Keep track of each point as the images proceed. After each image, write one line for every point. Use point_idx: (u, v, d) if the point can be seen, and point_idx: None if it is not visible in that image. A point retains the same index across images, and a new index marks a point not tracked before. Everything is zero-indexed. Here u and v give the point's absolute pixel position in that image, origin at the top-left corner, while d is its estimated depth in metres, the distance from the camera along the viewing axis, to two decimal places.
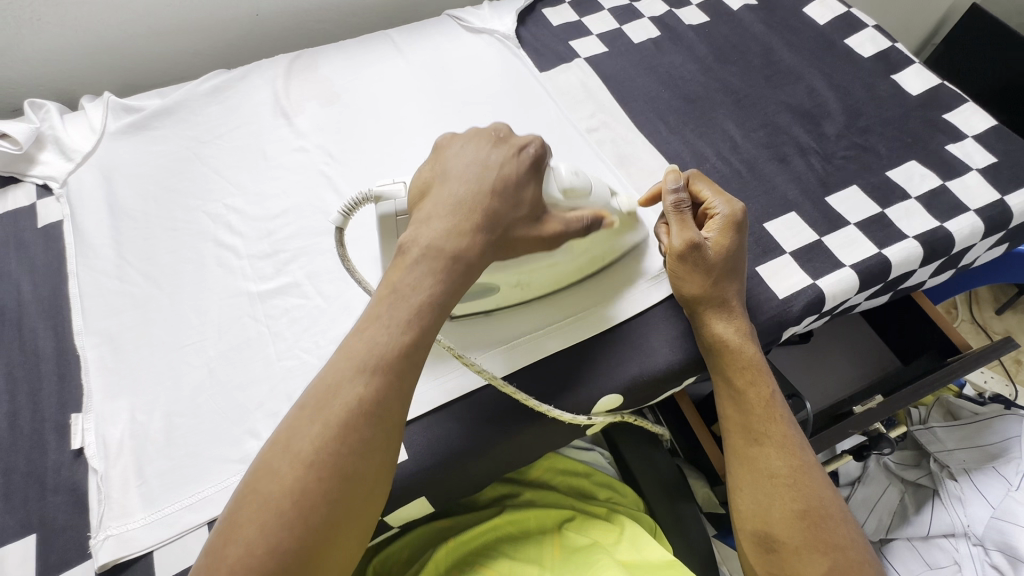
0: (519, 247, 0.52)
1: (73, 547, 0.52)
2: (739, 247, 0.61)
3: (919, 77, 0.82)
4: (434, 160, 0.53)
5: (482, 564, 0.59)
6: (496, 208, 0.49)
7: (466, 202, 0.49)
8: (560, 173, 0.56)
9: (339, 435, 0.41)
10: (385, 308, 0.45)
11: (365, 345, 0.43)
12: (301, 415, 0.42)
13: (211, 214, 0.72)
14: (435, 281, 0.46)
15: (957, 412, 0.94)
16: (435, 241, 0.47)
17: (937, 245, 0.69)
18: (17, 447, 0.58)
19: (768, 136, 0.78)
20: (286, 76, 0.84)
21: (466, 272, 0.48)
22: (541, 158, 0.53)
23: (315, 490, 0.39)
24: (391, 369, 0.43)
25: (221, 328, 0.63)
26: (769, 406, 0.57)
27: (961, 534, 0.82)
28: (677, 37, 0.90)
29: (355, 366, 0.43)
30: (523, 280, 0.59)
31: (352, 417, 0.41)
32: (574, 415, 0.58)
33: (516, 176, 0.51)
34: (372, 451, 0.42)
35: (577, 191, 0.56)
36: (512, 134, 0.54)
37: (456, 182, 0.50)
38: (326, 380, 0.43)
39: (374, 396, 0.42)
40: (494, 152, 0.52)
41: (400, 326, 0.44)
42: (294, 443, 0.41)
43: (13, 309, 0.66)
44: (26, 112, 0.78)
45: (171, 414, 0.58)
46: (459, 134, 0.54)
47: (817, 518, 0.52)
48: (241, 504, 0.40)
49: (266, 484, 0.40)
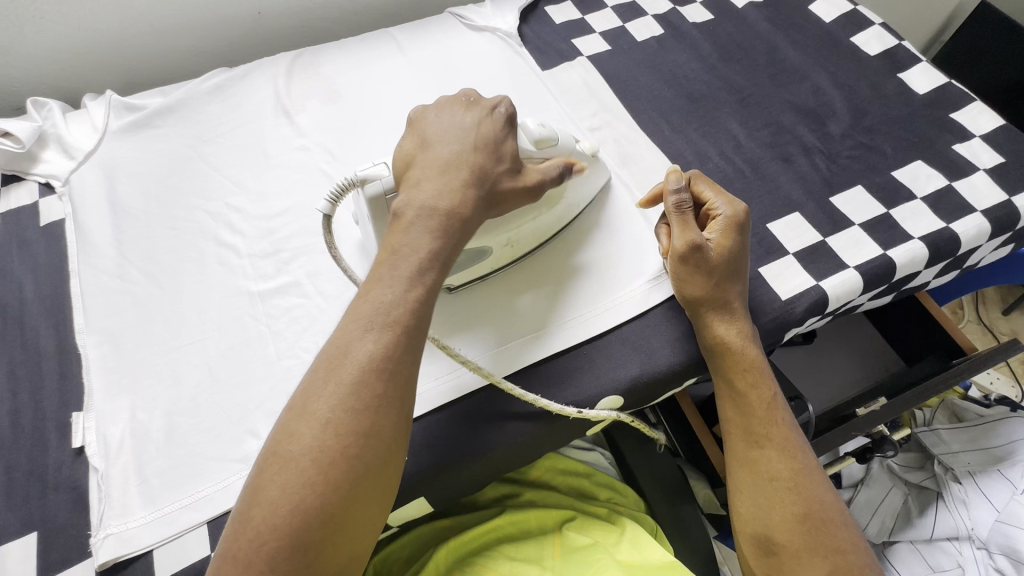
0: (507, 201, 0.54)
1: (74, 545, 0.53)
2: (741, 249, 0.60)
3: (926, 76, 0.81)
4: (414, 129, 0.55)
5: (481, 563, 0.59)
6: (483, 165, 0.52)
7: (454, 162, 0.51)
8: (529, 127, 0.57)
9: (354, 393, 0.42)
10: (387, 267, 0.47)
11: (371, 304, 0.45)
12: (314, 377, 0.43)
13: (212, 213, 0.72)
14: (434, 237, 0.47)
15: (962, 414, 0.94)
16: (431, 200, 0.48)
17: (943, 246, 0.68)
18: (19, 445, 0.58)
19: (772, 136, 0.78)
20: (287, 74, 0.84)
21: (464, 227, 0.49)
22: (512, 116, 0.55)
23: (335, 448, 0.40)
24: (398, 324, 0.44)
25: (221, 328, 0.63)
26: (770, 408, 0.56)
27: (965, 538, 0.82)
28: (681, 34, 0.89)
29: (362, 325, 0.44)
30: (512, 238, 0.61)
31: (364, 374, 0.42)
32: (570, 408, 0.57)
33: (493, 134, 0.54)
34: (387, 407, 0.42)
35: (548, 141, 0.58)
36: (482, 98, 0.56)
37: (439, 145, 0.52)
38: (335, 341, 0.44)
39: (385, 353, 0.43)
40: (470, 114, 0.54)
41: (404, 282, 0.46)
42: (310, 405, 0.42)
43: (15, 309, 0.66)
44: (29, 111, 0.78)
45: (171, 414, 0.58)
46: (431, 105, 0.56)
47: (817, 522, 0.51)
48: (263, 468, 0.41)
49: (286, 445, 0.41)
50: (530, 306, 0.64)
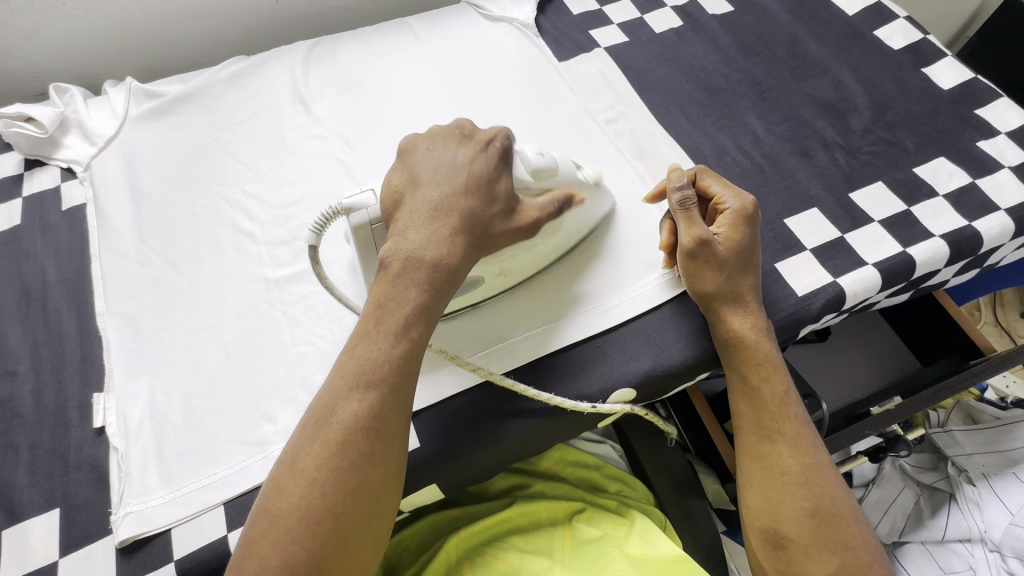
0: (503, 241, 0.53)
1: (95, 522, 0.54)
2: (749, 243, 0.60)
3: (952, 70, 0.80)
4: (402, 164, 0.53)
5: (493, 554, 0.59)
6: (475, 207, 0.50)
7: (444, 206, 0.50)
8: (527, 155, 0.56)
9: (339, 452, 0.43)
10: (374, 322, 0.47)
11: (357, 361, 0.45)
12: (302, 434, 0.44)
13: (229, 199, 0.72)
14: (420, 291, 0.48)
15: (978, 415, 0.91)
16: (419, 251, 0.48)
17: (965, 245, 0.67)
18: (43, 424, 0.59)
19: (792, 130, 0.77)
20: (305, 63, 0.84)
21: (452, 278, 0.49)
22: (508, 149, 0.54)
23: (320, 506, 0.41)
24: (383, 382, 0.45)
25: (239, 313, 0.64)
26: (783, 403, 0.56)
27: (978, 540, 0.81)
28: (701, 27, 0.88)
29: (348, 383, 0.45)
30: (504, 268, 0.59)
31: (348, 434, 0.43)
32: (584, 404, 0.58)
33: (486, 171, 0.52)
34: (373, 464, 0.43)
35: (547, 170, 0.56)
36: (471, 129, 0.55)
37: (429, 186, 0.51)
38: (323, 399, 0.45)
39: (369, 412, 0.44)
40: (460, 149, 0.53)
41: (391, 338, 0.46)
42: (299, 461, 0.43)
43: (38, 291, 0.67)
44: (52, 96, 0.79)
45: (189, 396, 0.59)
46: (422, 135, 0.55)
47: (828, 517, 0.51)
48: (254, 522, 0.42)
49: (275, 502, 0.42)
50: (518, 313, 0.63)
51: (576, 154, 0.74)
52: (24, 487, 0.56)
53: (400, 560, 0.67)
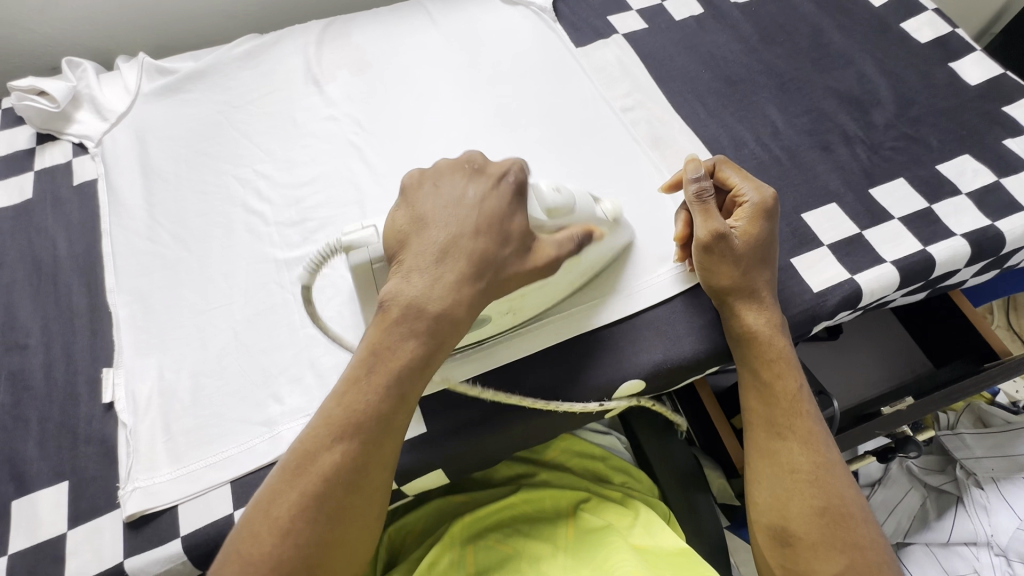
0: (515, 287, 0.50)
1: (103, 495, 0.54)
2: (767, 236, 0.59)
3: (979, 65, 0.78)
4: (409, 199, 0.50)
5: (498, 539, 0.60)
6: (487, 252, 0.48)
7: (450, 249, 0.47)
8: (542, 191, 0.53)
9: (317, 504, 0.43)
10: (365, 370, 0.46)
11: (343, 411, 0.45)
12: (282, 478, 0.44)
13: (240, 178, 0.72)
14: (415, 342, 0.46)
15: (988, 419, 0.90)
16: (421, 298, 0.46)
17: (987, 245, 0.65)
18: (52, 397, 0.59)
19: (812, 123, 0.75)
20: (318, 43, 0.83)
21: (451, 329, 0.47)
22: (524, 186, 0.51)
23: (293, 557, 0.42)
24: (369, 436, 0.44)
25: (248, 293, 0.64)
26: (795, 400, 0.55)
27: (983, 543, 0.80)
28: (722, 15, 0.86)
29: (331, 432, 0.44)
30: (514, 306, 0.55)
31: (327, 486, 0.43)
32: (592, 405, 0.59)
33: (501, 213, 0.49)
34: (350, 515, 0.44)
35: (563, 208, 0.53)
36: (491, 164, 0.52)
37: (436, 226, 0.48)
38: (306, 444, 0.44)
39: (351, 466, 0.44)
40: (475, 187, 0.50)
41: (379, 391, 0.45)
42: (275, 507, 0.43)
43: (49, 265, 0.67)
44: (64, 70, 0.79)
45: (197, 374, 0.59)
46: (437, 166, 0.52)
47: (837, 516, 0.51)
48: (225, 561, 0.42)
49: (246, 551, 0.42)
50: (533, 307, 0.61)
51: (590, 143, 0.73)
52: (34, 458, 0.56)
53: (403, 544, 0.67)
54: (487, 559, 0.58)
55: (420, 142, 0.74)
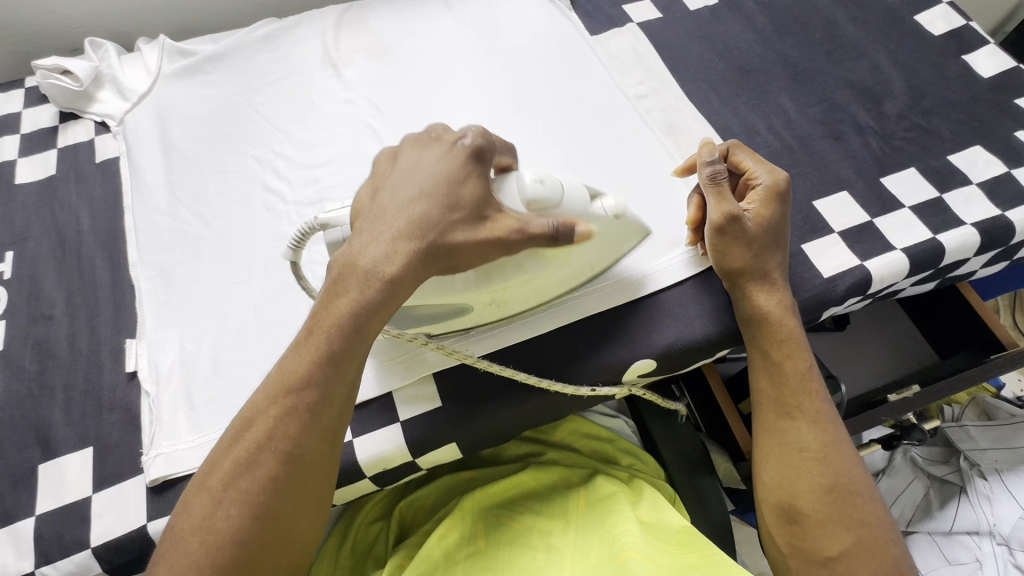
0: (464, 254, 0.46)
1: (126, 461, 0.56)
2: (778, 219, 0.60)
3: (993, 58, 0.78)
4: (370, 175, 0.51)
5: (507, 515, 0.61)
6: (427, 214, 0.46)
7: (390, 212, 0.46)
8: (524, 180, 0.48)
9: (249, 469, 0.44)
10: (303, 337, 0.47)
11: (281, 377, 0.46)
12: (223, 443, 0.46)
13: (259, 158, 0.73)
14: (347, 306, 0.46)
15: (993, 412, 0.91)
16: (354, 261, 0.45)
17: (996, 234, 0.66)
18: (77, 366, 0.61)
19: (825, 113, 0.76)
20: (335, 27, 0.84)
21: (385, 293, 0.45)
22: (481, 148, 0.48)
23: (222, 528, 0.43)
24: (297, 401, 0.45)
25: (267, 269, 0.65)
26: (804, 380, 0.56)
27: (986, 533, 0.81)
28: (736, 5, 0.87)
29: (269, 398, 0.46)
30: (497, 298, 0.55)
31: (259, 452, 0.44)
32: (584, 388, 0.59)
33: (449, 173, 0.47)
34: (283, 485, 0.44)
35: (544, 202, 0.48)
36: (449, 133, 0.51)
37: (384, 193, 0.48)
38: (247, 410, 0.46)
39: (278, 429, 0.45)
40: (427, 154, 0.49)
41: (310, 356, 0.46)
42: (214, 471, 0.45)
43: (73, 240, 0.69)
44: (87, 50, 0.80)
45: (217, 346, 0.60)
46: (401, 143, 0.52)
47: (844, 494, 0.52)
48: (175, 526, 0.45)
49: (181, 519, 0.44)
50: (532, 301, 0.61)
51: (603, 129, 0.74)
52: (59, 425, 0.58)
53: (413, 520, 0.68)
54: (498, 534, 0.59)
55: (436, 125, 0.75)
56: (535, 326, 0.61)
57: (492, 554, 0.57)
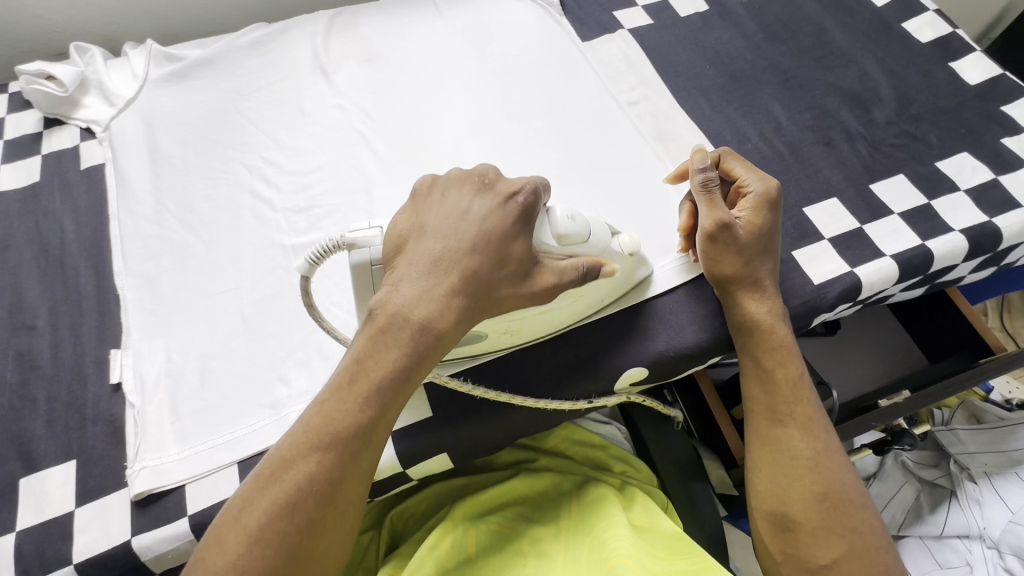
0: (508, 306, 0.49)
1: (111, 474, 0.55)
2: (770, 226, 0.60)
3: (979, 66, 0.79)
4: (413, 209, 0.51)
5: (498, 522, 0.60)
6: (481, 269, 0.48)
7: (443, 262, 0.48)
8: (555, 217, 0.51)
9: (286, 515, 0.43)
10: (346, 381, 0.46)
11: (322, 420, 0.45)
12: (254, 484, 0.45)
13: (248, 165, 0.72)
14: (397, 355, 0.46)
15: (982, 415, 0.92)
16: (407, 309, 0.46)
17: (984, 240, 0.66)
18: (60, 377, 0.60)
19: (815, 119, 0.76)
20: (325, 33, 0.83)
21: (437, 344, 0.47)
22: (533, 206, 0.50)
23: (258, 568, 0.42)
24: (340, 448, 0.45)
25: (255, 278, 0.64)
26: (796, 387, 0.56)
27: (976, 537, 0.81)
28: (726, 12, 0.87)
29: (309, 441, 0.45)
30: (512, 327, 0.55)
31: (298, 496, 0.44)
32: (580, 401, 0.60)
33: (502, 228, 0.49)
34: (320, 530, 0.44)
35: (575, 237, 0.51)
36: (499, 180, 0.51)
37: (433, 237, 0.49)
38: (281, 451, 0.45)
39: (320, 476, 0.44)
40: (476, 202, 0.50)
41: (357, 404, 0.46)
42: (245, 514, 0.44)
43: (56, 248, 0.68)
44: (72, 55, 0.79)
45: (205, 356, 0.59)
46: (443, 179, 0.52)
47: (836, 501, 0.52)
48: (195, 566, 0.43)
49: (211, 558, 0.43)
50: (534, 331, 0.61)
51: (596, 136, 0.74)
52: (41, 437, 0.57)
53: (404, 528, 0.67)
54: (488, 541, 0.58)
55: (427, 132, 0.74)
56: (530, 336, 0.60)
57: (483, 562, 0.56)
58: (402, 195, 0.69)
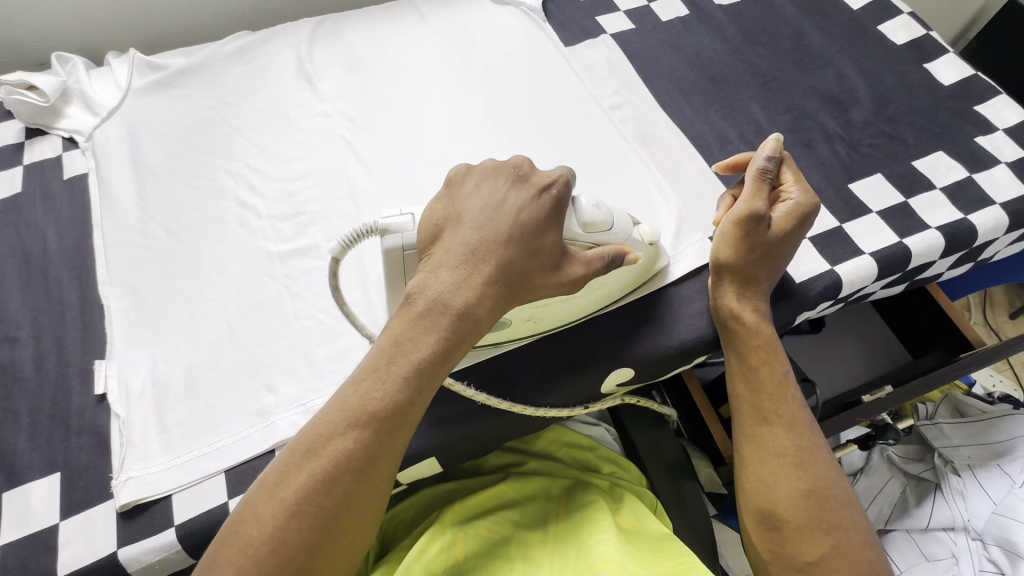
0: (537, 294, 0.51)
1: (96, 486, 0.54)
2: (795, 237, 0.60)
3: (952, 67, 0.81)
4: (448, 196, 0.52)
5: (487, 526, 0.60)
6: (514, 258, 0.49)
7: (479, 250, 0.49)
8: (581, 206, 0.53)
9: (324, 489, 0.43)
10: (385, 361, 0.46)
11: (360, 397, 0.45)
12: (289, 460, 0.44)
13: (233, 173, 0.72)
14: (435, 338, 0.47)
15: (965, 410, 0.93)
16: (445, 295, 0.47)
17: (960, 237, 0.68)
18: (43, 390, 0.59)
19: (794, 121, 0.77)
20: (310, 41, 0.84)
21: (473, 327, 0.48)
22: (563, 200, 0.51)
23: (295, 541, 0.41)
24: (379, 427, 0.44)
25: (241, 286, 0.64)
26: (780, 385, 0.57)
27: (961, 528, 0.83)
28: (706, 17, 0.88)
29: (347, 418, 0.44)
30: (535, 314, 0.57)
31: (337, 471, 0.43)
32: (574, 408, 0.61)
33: (535, 220, 0.50)
34: (355, 506, 0.44)
35: (600, 226, 0.53)
36: (533, 172, 0.52)
37: (469, 226, 0.49)
38: (317, 429, 0.45)
39: (359, 453, 0.43)
40: (513, 193, 0.51)
41: (396, 383, 0.45)
42: (281, 488, 0.43)
43: (39, 259, 0.67)
44: (53, 65, 0.78)
45: (190, 365, 0.59)
46: (475, 169, 0.53)
47: (821, 498, 0.52)
48: (225, 540, 0.42)
49: (246, 530, 0.42)
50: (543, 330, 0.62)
51: (580, 140, 0.75)
52: (25, 451, 0.56)
53: (394, 534, 0.67)
54: (477, 546, 0.58)
55: (412, 138, 0.75)
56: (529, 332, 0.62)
57: (471, 566, 0.56)
58: (388, 202, 0.70)
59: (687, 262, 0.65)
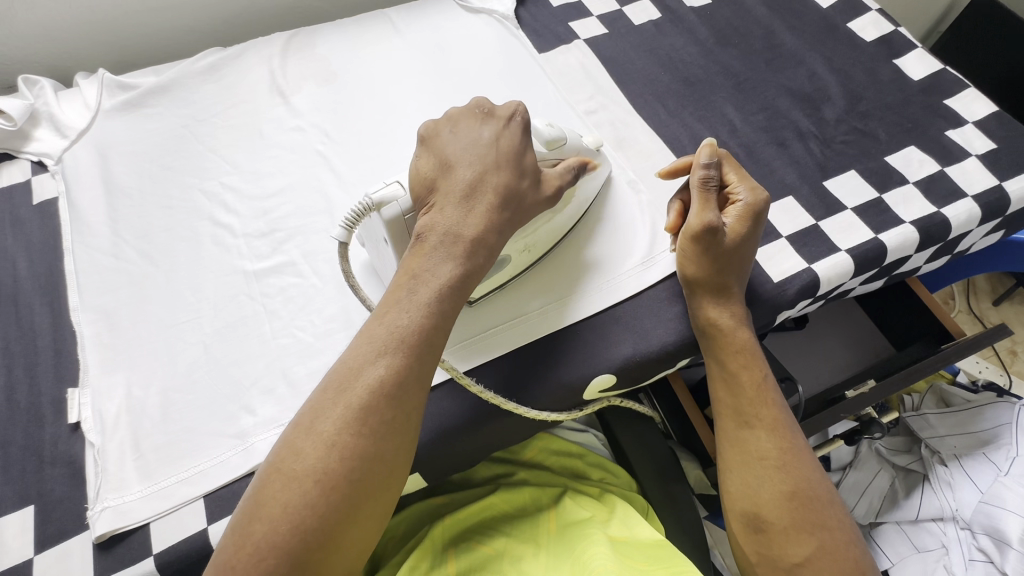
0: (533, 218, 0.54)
1: (71, 518, 0.53)
2: (752, 237, 0.61)
3: (922, 62, 0.82)
4: (429, 147, 0.53)
5: (478, 541, 0.60)
6: (510, 184, 0.51)
7: (480, 183, 0.50)
8: (538, 127, 0.57)
9: (364, 416, 0.42)
10: (406, 290, 0.46)
11: (387, 328, 0.44)
12: (323, 397, 0.43)
13: (207, 192, 0.71)
14: (455, 263, 0.48)
15: (950, 399, 0.94)
16: (457, 224, 0.49)
17: (934, 231, 0.68)
18: (15, 421, 0.58)
19: (768, 120, 0.78)
20: (282, 54, 0.83)
21: (487, 253, 0.50)
22: (530, 127, 0.54)
23: (339, 471, 0.40)
24: (411, 351, 0.44)
25: (217, 306, 0.63)
26: (760, 389, 0.57)
27: (950, 518, 0.84)
28: (678, 19, 0.89)
29: (377, 347, 0.44)
30: (529, 243, 0.61)
31: (374, 398, 0.42)
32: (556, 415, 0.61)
33: (515, 149, 0.53)
34: (394, 432, 0.42)
35: (558, 140, 0.58)
36: (496, 108, 0.55)
37: (460, 166, 0.51)
38: (347, 363, 0.44)
39: (394, 379, 0.43)
40: (490, 129, 0.53)
41: (422, 306, 0.45)
42: (318, 424, 0.41)
43: (9, 287, 0.66)
44: (20, 88, 0.77)
45: (166, 389, 0.58)
46: (446, 118, 0.55)
47: (804, 499, 0.52)
48: (265, 484, 0.40)
49: (288, 464, 0.40)
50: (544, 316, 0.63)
51: None
52: None
53: (385, 550, 0.66)
54: (469, 559, 0.58)
55: (388, 149, 0.74)
56: (524, 331, 0.62)
57: None
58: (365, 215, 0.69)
59: (665, 267, 0.66)
